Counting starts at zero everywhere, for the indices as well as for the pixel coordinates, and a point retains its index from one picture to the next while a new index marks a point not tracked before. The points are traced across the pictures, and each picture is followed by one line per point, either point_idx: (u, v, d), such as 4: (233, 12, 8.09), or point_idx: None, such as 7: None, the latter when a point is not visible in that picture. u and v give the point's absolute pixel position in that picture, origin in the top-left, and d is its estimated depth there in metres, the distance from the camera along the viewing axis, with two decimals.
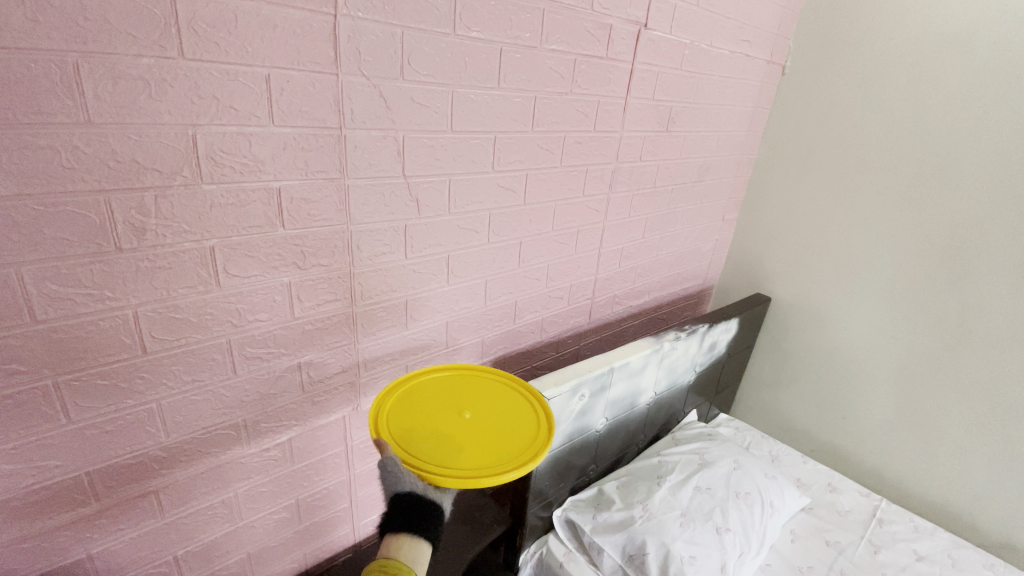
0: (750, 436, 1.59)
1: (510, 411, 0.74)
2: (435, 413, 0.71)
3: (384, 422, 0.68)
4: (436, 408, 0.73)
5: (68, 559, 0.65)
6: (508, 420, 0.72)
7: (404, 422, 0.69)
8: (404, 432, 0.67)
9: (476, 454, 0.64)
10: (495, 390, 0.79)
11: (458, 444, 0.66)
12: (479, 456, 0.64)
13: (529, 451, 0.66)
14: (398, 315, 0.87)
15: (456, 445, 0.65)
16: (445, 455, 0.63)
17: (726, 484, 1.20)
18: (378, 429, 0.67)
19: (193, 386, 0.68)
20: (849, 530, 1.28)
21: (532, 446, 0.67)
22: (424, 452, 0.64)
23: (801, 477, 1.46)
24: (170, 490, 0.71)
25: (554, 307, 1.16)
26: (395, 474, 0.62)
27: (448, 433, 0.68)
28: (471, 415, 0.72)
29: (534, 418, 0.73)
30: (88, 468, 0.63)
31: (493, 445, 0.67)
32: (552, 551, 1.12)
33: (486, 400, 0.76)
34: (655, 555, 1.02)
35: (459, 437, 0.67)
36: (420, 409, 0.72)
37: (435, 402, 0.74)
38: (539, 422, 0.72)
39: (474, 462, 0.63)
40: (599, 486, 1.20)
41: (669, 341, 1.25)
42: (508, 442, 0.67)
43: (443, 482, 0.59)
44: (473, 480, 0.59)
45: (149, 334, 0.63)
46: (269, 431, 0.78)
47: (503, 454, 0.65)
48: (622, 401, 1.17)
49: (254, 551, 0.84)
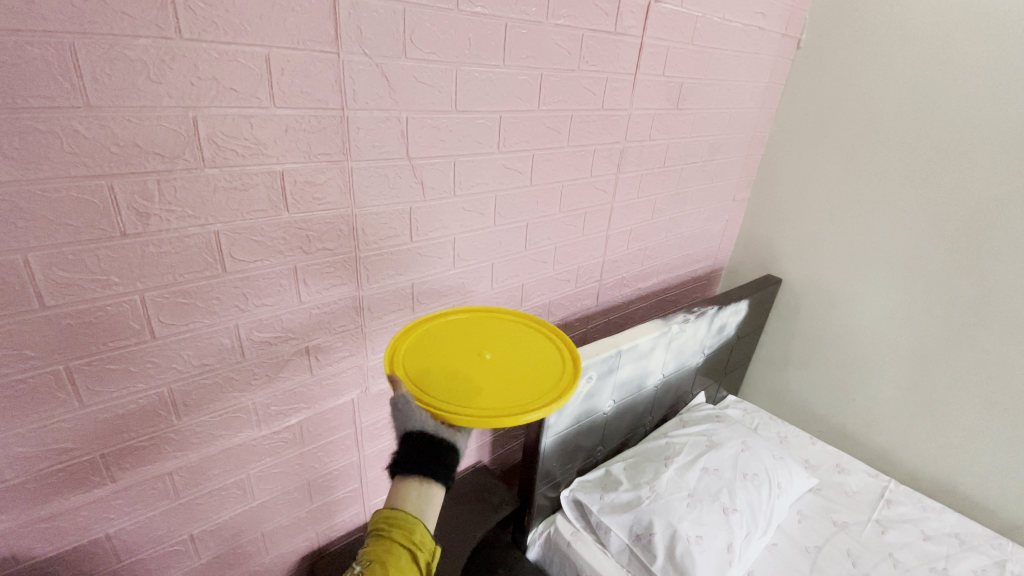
0: (759, 418, 1.59)
1: (528, 356, 0.74)
2: (453, 355, 0.71)
3: (401, 361, 0.69)
4: (453, 350, 0.73)
5: (85, 538, 0.65)
6: (527, 365, 0.72)
7: (421, 363, 0.69)
8: (421, 371, 0.67)
9: (492, 395, 0.65)
10: (517, 336, 0.78)
11: (476, 385, 0.66)
12: (496, 398, 0.64)
13: (547, 395, 0.66)
14: (404, 299, 0.87)
15: (474, 387, 0.66)
16: (463, 395, 0.64)
17: (733, 465, 1.21)
18: (394, 368, 0.67)
19: (202, 370, 0.69)
20: (857, 510, 1.28)
21: (550, 390, 0.67)
22: (442, 393, 0.64)
23: (809, 458, 1.46)
24: (183, 471, 0.71)
25: (561, 290, 1.15)
26: (407, 414, 0.60)
27: (464, 374, 0.68)
28: (488, 360, 0.72)
29: (552, 363, 0.73)
30: (103, 451, 0.64)
31: (511, 387, 0.67)
32: (560, 530, 1.13)
33: (505, 346, 0.76)
34: (662, 534, 1.02)
35: (476, 378, 0.67)
36: (438, 352, 0.72)
37: (452, 345, 0.74)
38: (563, 366, 0.72)
39: (491, 404, 0.63)
40: (606, 468, 1.20)
41: (678, 323, 1.24)
42: (526, 386, 0.67)
43: (460, 421, 0.59)
44: (491, 420, 0.59)
45: (157, 319, 0.63)
46: (279, 414, 0.79)
47: (520, 397, 0.65)
48: (630, 384, 1.17)
49: (268, 530, 0.85)
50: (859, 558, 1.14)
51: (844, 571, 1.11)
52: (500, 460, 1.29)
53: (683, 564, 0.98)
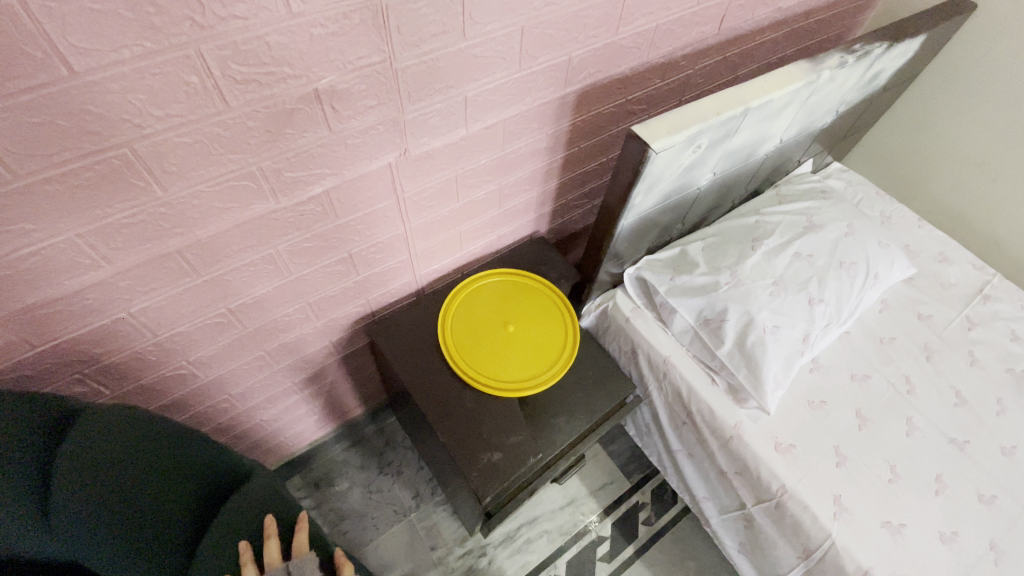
0: (863, 193, 1.33)
1: (545, 329, 0.93)
2: (488, 328, 0.91)
3: (452, 333, 0.90)
4: (487, 322, 0.92)
5: (108, 317, 0.59)
6: (542, 336, 0.91)
7: (466, 333, 0.90)
8: (466, 341, 0.89)
9: (518, 363, 0.88)
10: (540, 306, 0.95)
11: (506, 355, 0.88)
12: (520, 365, 0.87)
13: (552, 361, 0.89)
14: (450, 14, 0.55)
15: (505, 358, 0.88)
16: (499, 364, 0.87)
17: (831, 252, 1.03)
18: (448, 340, 0.88)
19: (172, 125, 0.47)
20: (947, 304, 1.16)
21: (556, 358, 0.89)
22: (480, 362, 0.87)
23: (910, 244, 1.26)
24: (195, 248, 0.59)
25: (676, 8, 0.77)
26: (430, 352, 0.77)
27: (501, 345, 0.89)
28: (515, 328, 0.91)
29: (561, 341, 0.91)
30: (78, 231, 0.49)
31: (527, 356, 0.89)
32: (619, 306, 1.06)
33: (530, 317, 0.93)
34: (735, 322, 0.93)
35: (504, 349, 0.89)
36: (479, 320, 0.92)
37: (487, 313, 0.93)
38: (564, 341, 0.91)
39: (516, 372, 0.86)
40: (682, 247, 1.05)
41: (831, 68, 0.87)
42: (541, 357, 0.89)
43: (495, 385, 0.84)
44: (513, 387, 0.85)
45: (67, 42, 0.39)
46: (297, 182, 0.60)
47: (536, 366, 0.88)
48: (739, 153, 0.90)
49: (314, 301, 0.79)
50: (934, 354, 1.07)
51: (915, 365, 1.05)
52: (559, 230, 1.14)
53: (753, 353, 0.91)
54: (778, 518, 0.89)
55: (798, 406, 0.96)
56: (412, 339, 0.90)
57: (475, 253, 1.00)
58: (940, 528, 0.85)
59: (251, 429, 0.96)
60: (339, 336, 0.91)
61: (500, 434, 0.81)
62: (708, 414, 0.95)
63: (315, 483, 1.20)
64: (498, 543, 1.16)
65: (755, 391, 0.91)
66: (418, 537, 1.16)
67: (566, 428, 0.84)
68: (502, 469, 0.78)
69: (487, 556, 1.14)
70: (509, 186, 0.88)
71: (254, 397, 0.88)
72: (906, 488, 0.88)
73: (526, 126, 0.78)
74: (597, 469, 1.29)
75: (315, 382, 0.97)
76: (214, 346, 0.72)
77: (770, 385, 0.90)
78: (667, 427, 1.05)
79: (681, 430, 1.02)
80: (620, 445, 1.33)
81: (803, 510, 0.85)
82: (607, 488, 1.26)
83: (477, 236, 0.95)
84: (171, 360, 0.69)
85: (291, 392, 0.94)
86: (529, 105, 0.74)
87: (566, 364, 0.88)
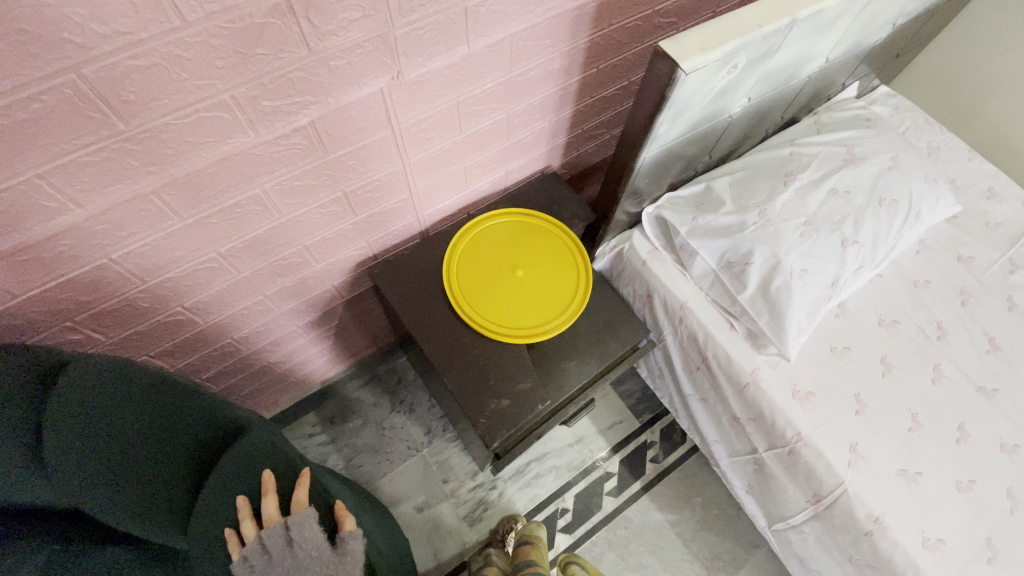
0: (911, 121, 1.20)
1: (554, 273, 0.88)
2: (495, 274, 0.86)
3: (455, 282, 0.85)
4: (492, 267, 0.87)
5: (89, 263, 0.55)
6: (551, 283, 0.87)
7: (470, 280, 0.85)
8: (470, 289, 0.85)
9: (526, 310, 0.84)
10: (549, 249, 0.90)
11: (513, 303, 0.84)
12: (529, 313, 0.83)
13: (563, 306, 0.85)
14: None
15: (512, 306, 0.84)
16: (505, 311, 0.83)
17: (870, 188, 0.94)
18: (452, 291, 0.84)
19: (122, 45, 0.41)
20: (990, 244, 1.07)
21: (568, 303, 0.85)
22: (486, 311, 0.83)
23: (956, 178, 1.15)
24: (173, 188, 0.54)
25: None
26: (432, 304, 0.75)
27: (508, 292, 0.85)
28: (522, 274, 0.86)
29: (572, 286, 0.87)
30: (37, 171, 0.45)
31: (536, 302, 0.85)
32: (634, 248, 1.00)
33: (539, 262, 0.88)
34: (760, 265, 0.87)
35: (511, 295, 0.85)
36: (484, 266, 0.87)
37: (492, 259, 0.88)
38: (575, 286, 0.87)
39: (526, 321, 0.83)
40: (707, 183, 0.97)
41: None
42: (552, 303, 0.85)
43: (502, 335, 0.81)
44: (522, 335, 0.81)
45: None
46: (276, 112, 0.54)
47: (546, 313, 0.84)
48: (778, 75, 0.80)
49: (312, 243, 0.75)
50: (971, 300, 1.00)
51: (949, 310, 0.99)
52: (573, 165, 1.06)
53: (776, 299, 0.86)
54: (790, 465, 0.88)
55: (820, 352, 0.92)
56: (416, 282, 0.86)
57: (482, 191, 0.93)
58: (957, 477, 0.83)
59: (260, 370, 0.95)
60: (341, 280, 0.88)
61: (506, 381, 0.79)
62: (724, 360, 0.92)
63: (329, 420, 1.22)
64: (507, 478, 1.19)
65: (775, 338, 0.86)
66: (430, 471, 1.19)
67: (575, 374, 0.81)
68: (509, 417, 0.76)
69: (497, 489, 1.18)
70: (517, 115, 0.80)
71: (259, 340, 0.87)
72: (925, 437, 0.86)
73: (537, 43, 0.68)
74: (606, 409, 1.29)
75: (321, 324, 0.95)
76: (209, 291, 0.69)
77: (792, 332, 0.86)
78: (680, 371, 1.02)
79: (695, 375, 1.00)
80: (630, 386, 1.33)
81: (818, 458, 0.84)
82: (616, 427, 1.27)
83: (483, 172, 0.88)
84: (165, 306, 0.67)
85: (298, 334, 0.93)
86: (539, 18, 0.65)
87: (577, 310, 0.84)
